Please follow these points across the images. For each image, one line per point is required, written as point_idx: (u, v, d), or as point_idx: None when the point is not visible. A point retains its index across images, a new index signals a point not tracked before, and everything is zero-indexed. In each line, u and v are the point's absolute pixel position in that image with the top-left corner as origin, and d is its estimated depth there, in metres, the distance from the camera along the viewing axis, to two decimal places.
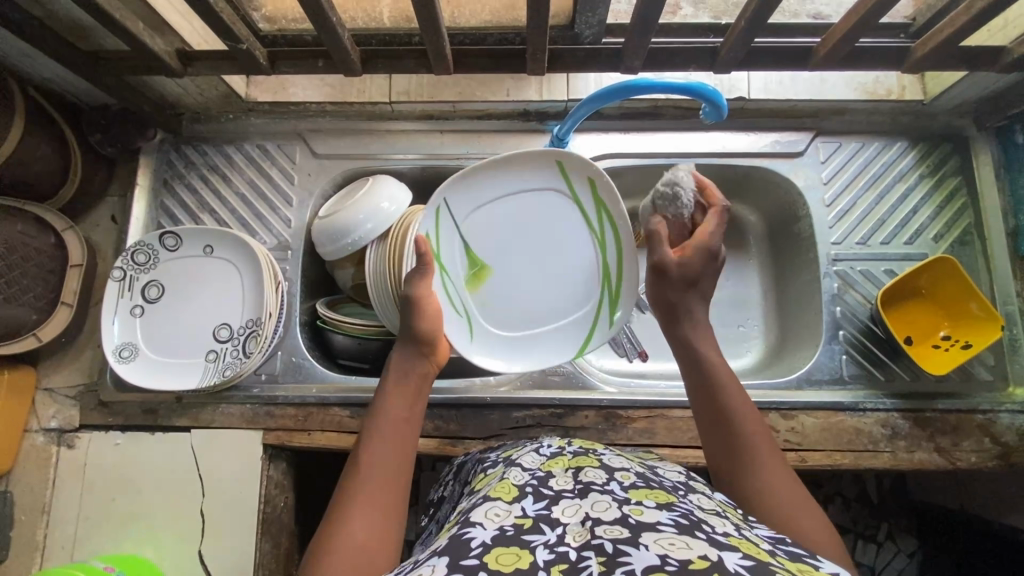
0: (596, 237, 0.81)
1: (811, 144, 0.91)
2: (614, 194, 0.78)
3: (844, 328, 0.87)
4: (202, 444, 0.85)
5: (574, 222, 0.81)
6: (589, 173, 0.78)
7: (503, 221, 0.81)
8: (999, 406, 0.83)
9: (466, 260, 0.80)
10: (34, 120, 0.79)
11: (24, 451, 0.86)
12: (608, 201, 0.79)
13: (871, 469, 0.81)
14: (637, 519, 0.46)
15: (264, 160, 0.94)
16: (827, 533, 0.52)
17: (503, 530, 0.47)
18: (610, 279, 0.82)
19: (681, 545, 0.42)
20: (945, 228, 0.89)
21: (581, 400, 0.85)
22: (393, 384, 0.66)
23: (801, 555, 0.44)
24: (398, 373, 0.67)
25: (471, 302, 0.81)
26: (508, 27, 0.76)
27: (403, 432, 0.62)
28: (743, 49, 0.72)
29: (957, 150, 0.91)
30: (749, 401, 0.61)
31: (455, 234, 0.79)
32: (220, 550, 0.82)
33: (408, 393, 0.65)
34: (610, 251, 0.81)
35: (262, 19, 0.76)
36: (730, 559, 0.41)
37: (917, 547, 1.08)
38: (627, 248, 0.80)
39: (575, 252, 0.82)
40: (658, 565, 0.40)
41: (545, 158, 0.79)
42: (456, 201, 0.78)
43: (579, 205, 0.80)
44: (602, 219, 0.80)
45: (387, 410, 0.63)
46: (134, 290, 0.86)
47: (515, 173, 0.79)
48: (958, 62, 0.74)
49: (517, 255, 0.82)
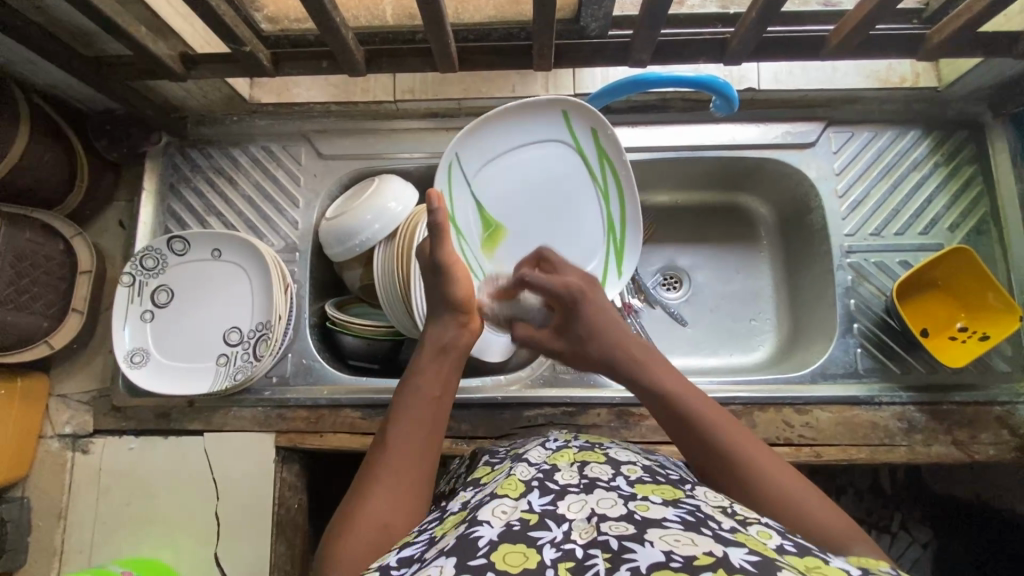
0: (601, 190, 0.82)
1: (823, 134, 0.90)
2: (618, 146, 0.78)
3: (858, 321, 0.86)
4: (216, 448, 0.85)
5: (578, 172, 0.81)
6: (594, 124, 0.78)
7: (515, 168, 0.80)
8: (1018, 398, 0.81)
9: (480, 221, 0.80)
10: (41, 126, 0.79)
11: (39, 457, 0.87)
12: (612, 152, 0.79)
13: (887, 463, 0.81)
14: (643, 515, 0.46)
15: (270, 161, 0.93)
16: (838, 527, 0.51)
17: (510, 526, 0.47)
18: (614, 230, 0.83)
19: (686, 542, 0.42)
20: (961, 217, 0.88)
21: (594, 398, 0.84)
22: (426, 358, 0.65)
23: (811, 550, 0.45)
24: (432, 347, 0.66)
25: (486, 265, 0.80)
26: (514, 22, 0.74)
27: (433, 409, 0.62)
28: (753, 40, 0.71)
29: (972, 137, 0.89)
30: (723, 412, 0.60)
31: (466, 194, 0.79)
32: (236, 552, 0.83)
33: (439, 367, 0.65)
34: (613, 203, 0.82)
35: (264, 19, 0.73)
36: (735, 554, 0.41)
37: (932, 538, 1.06)
38: (630, 200, 0.81)
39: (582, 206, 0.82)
40: (663, 562, 0.40)
41: (550, 108, 0.78)
42: (467, 158, 0.78)
43: (582, 156, 0.80)
44: (606, 169, 0.80)
45: (420, 385, 0.63)
46: (144, 295, 0.86)
47: (533, 119, 0.78)
48: (976, 49, 0.72)
49: (526, 204, 0.81)
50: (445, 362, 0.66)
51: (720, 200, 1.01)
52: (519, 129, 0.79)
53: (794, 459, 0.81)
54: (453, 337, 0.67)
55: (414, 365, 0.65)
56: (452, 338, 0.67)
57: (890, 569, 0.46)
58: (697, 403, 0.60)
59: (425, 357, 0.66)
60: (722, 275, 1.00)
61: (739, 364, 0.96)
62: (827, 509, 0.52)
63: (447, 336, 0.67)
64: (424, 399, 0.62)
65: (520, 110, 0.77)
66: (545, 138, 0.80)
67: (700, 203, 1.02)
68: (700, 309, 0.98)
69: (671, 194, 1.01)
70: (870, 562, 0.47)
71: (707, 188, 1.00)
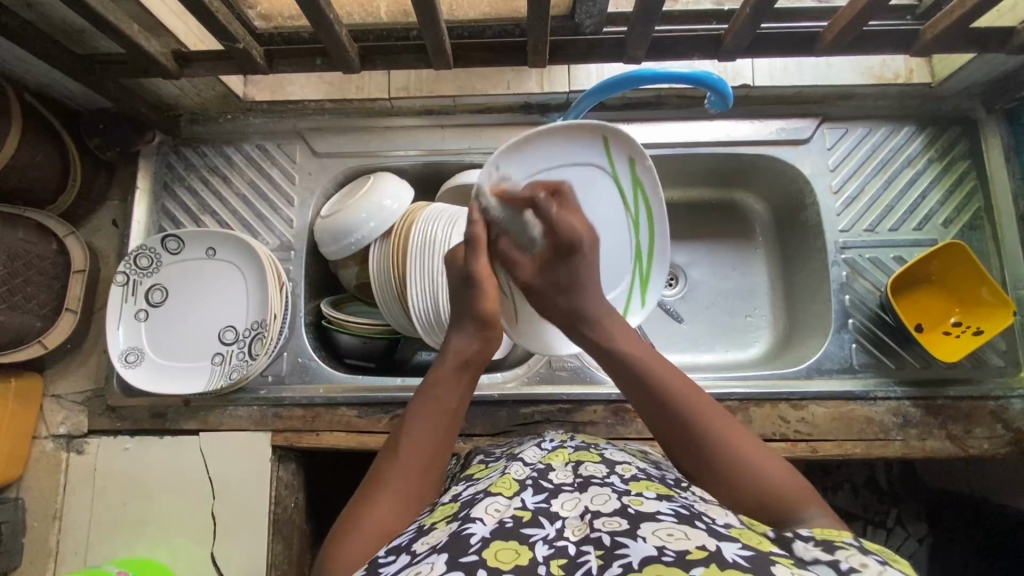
0: (631, 219, 0.75)
1: (817, 131, 0.90)
2: (654, 179, 0.71)
3: (853, 317, 0.86)
4: (212, 447, 0.85)
5: (613, 202, 0.73)
6: (631, 154, 0.69)
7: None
8: (1011, 392, 0.82)
9: None
10: (32, 125, 0.79)
11: (33, 458, 0.86)
12: (648, 184, 0.72)
13: (883, 458, 0.81)
14: (637, 510, 0.46)
15: (265, 160, 0.93)
16: (789, 486, 0.53)
17: (502, 524, 0.47)
18: (642, 259, 0.78)
19: (680, 536, 0.42)
20: (955, 213, 0.88)
21: (590, 395, 0.84)
22: (446, 368, 0.64)
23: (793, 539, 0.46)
24: (454, 358, 0.64)
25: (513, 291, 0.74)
26: (508, 19, 0.75)
27: (447, 421, 0.62)
28: (748, 36, 0.71)
29: (966, 133, 0.89)
30: (690, 383, 0.60)
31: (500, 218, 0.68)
32: (232, 551, 0.83)
33: (459, 378, 0.64)
34: (642, 231, 0.76)
35: (257, 16, 0.74)
36: (729, 549, 0.41)
37: (927, 531, 1.06)
38: (659, 228, 0.76)
39: (611, 234, 0.75)
40: (655, 557, 0.40)
41: (590, 133, 0.66)
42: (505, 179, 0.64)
43: (617, 183, 0.72)
44: (639, 200, 0.73)
45: (438, 395, 0.62)
46: (138, 294, 0.86)
47: (570, 142, 0.66)
48: (969, 44, 0.72)
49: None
50: (465, 375, 0.64)
51: (715, 197, 1.01)
52: (558, 143, 0.66)
53: (791, 454, 0.81)
54: (474, 349, 0.65)
55: (432, 373, 0.64)
56: (475, 351, 0.65)
57: (852, 540, 0.46)
58: (687, 396, 0.59)
59: (447, 367, 0.64)
60: (717, 272, 1.00)
61: (735, 360, 0.96)
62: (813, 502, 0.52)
63: (470, 348, 0.65)
64: (439, 410, 0.61)
65: (563, 129, 0.64)
66: (586, 163, 0.69)
67: (696, 200, 1.02)
68: (696, 306, 0.98)
69: (667, 191, 1.01)
70: (833, 532, 0.47)
71: (702, 185, 1.00)
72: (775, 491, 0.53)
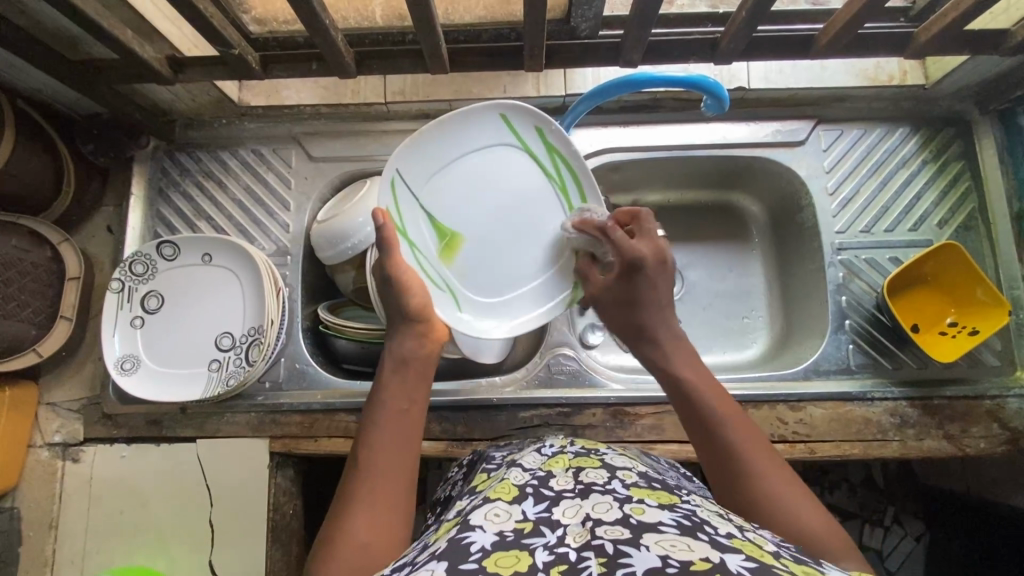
0: (557, 184, 0.73)
1: (812, 133, 0.90)
2: (565, 139, 0.70)
3: (850, 318, 0.87)
4: (208, 455, 0.84)
5: (529, 171, 0.73)
6: (537, 122, 0.70)
7: (463, 175, 0.71)
8: (1007, 391, 0.82)
9: (435, 233, 0.72)
10: (25, 132, 0.78)
11: (28, 467, 0.86)
12: (563, 147, 0.71)
13: (880, 458, 0.82)
14: (638, 519, 0.46)
15: (260, 164, 0.92)
16: (823, 528, 0.52)
17: (503, 535, 0.47)
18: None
19: (682, 547, 0.42)
20: (950, 213, 0.89)
21: (589, 399, 0.84)
22: (388, 372, 0.65)
23: (804, 560, 0.45)
24: (392, 360, 0.65)
25: (450, 274, 0.74)
26: (503, 23, 0.75)
27: (403, 421, 0.61)
28: (744, 39, 0.71)
29: (960, 134, 0.90)
30: (737, 414, 0.60)
31: (416, 207, 0.70)
32: (231, 557, 0.82)
33: (405, 381, 0.64)
34: (572, 195, 0.74)
35: (252, 20, 0.73)
36: (732, 560, 0.41)
37: (924, 530, 1.08)
38: (588, 187, 0.73)
39: (537, 203, 0.74)
40: (659, 567, 0.40)
41: (486, 114, 0.70)
42: (411, 170, 0.69)
43: (529, 153, 0.73)
44: (559, 166, 0.73)
45: (384, 401, 0.62)
46: (133, 301, 0.85)
47: (471, 126, 0.70)
48: (962, 46, 0.73)
49: (481, 209, 0.72)
50: (408, 374, 0.65)
51: (711, 199, 1.02)
52: (465, 130, 0.70)
53: (789, 456, 0.81)
54: (412, 348, 0.66)
55: (377, 382, 0.64)
56: (411, 349, 0.66)
57: None
58: (733, 428, 0.58)
59: (386, 371, 0.65)
60: (714, 273, 1.01)
61: (733, 362, 0.96)
62: (815, 512, 0.53)
63: (406, 347, 0.66)
64: (392, 414, 0.61)
65: (461, 118, 0.69)
66: (492, 139, 0.72)
67: (693, 202, 1.02)
68: (694, 307, 0.99)
69: (663, 193, 1.01)
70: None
71: (699, 187, 1.00)
72: (807, 529, 0.52)
